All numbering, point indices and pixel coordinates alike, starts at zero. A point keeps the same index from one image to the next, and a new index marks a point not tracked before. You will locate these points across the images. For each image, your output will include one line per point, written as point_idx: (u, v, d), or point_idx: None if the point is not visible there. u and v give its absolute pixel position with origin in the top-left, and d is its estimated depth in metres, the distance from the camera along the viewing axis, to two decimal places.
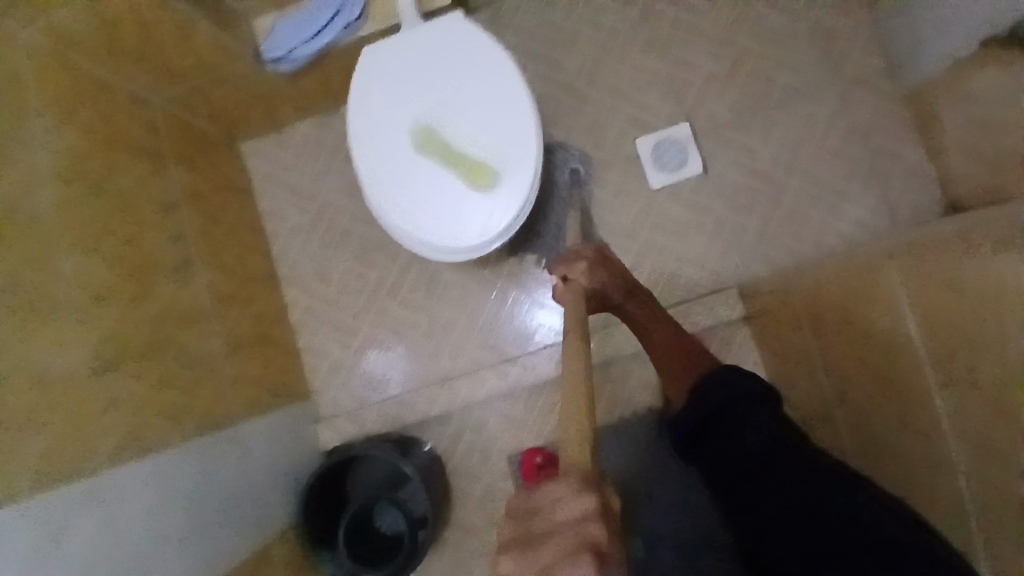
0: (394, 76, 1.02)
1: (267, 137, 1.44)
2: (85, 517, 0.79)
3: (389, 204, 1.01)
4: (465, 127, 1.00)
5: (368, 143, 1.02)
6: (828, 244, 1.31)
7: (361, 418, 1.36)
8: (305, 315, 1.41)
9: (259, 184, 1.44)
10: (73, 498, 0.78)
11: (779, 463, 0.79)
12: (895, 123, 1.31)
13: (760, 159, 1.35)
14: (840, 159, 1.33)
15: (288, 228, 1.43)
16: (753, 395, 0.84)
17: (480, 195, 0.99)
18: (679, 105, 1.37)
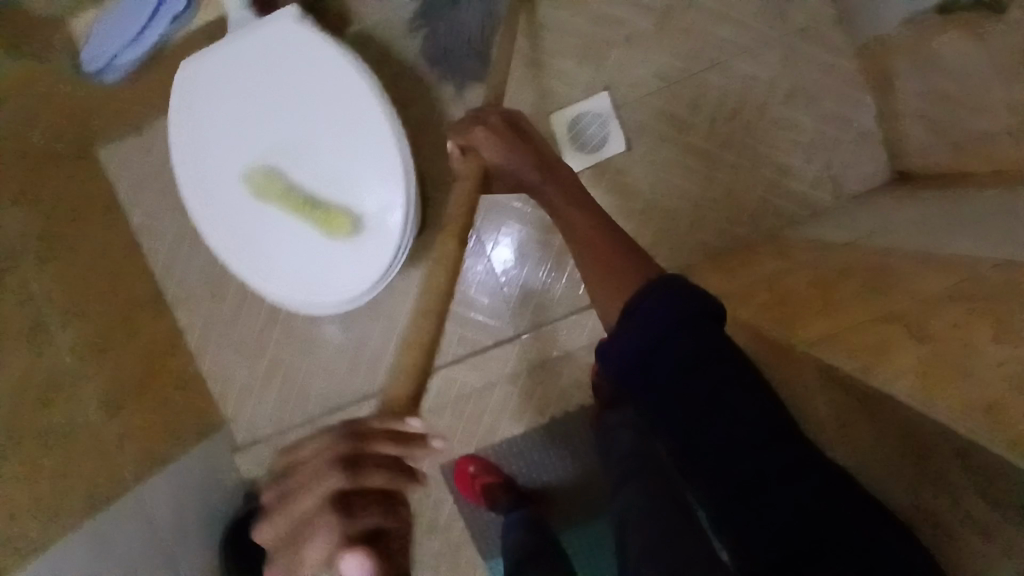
0: (221, 101, 0.84)
1: (126, 139, 1.24)
2: None
3: (236, 261, 0.86)
4: (318, 165, 0.82)
5: (202, 186, 0.86)
6: (767, 223, 1.18)
7: (278, 443, 1.28)
8: (202, 339, 1.29)
9: (126, 195, 1.26)
10: None
11: (729, 394, 0.62)
12: (842, 81, 1.15)
13: (691, 131, 1.18)
14: (781, 125, 1.17)
15: (168, 243, 1.27)
16: (691, 319, 0.63)
17: (338, 247, 0.83)
18: (598, 72, 1.19)
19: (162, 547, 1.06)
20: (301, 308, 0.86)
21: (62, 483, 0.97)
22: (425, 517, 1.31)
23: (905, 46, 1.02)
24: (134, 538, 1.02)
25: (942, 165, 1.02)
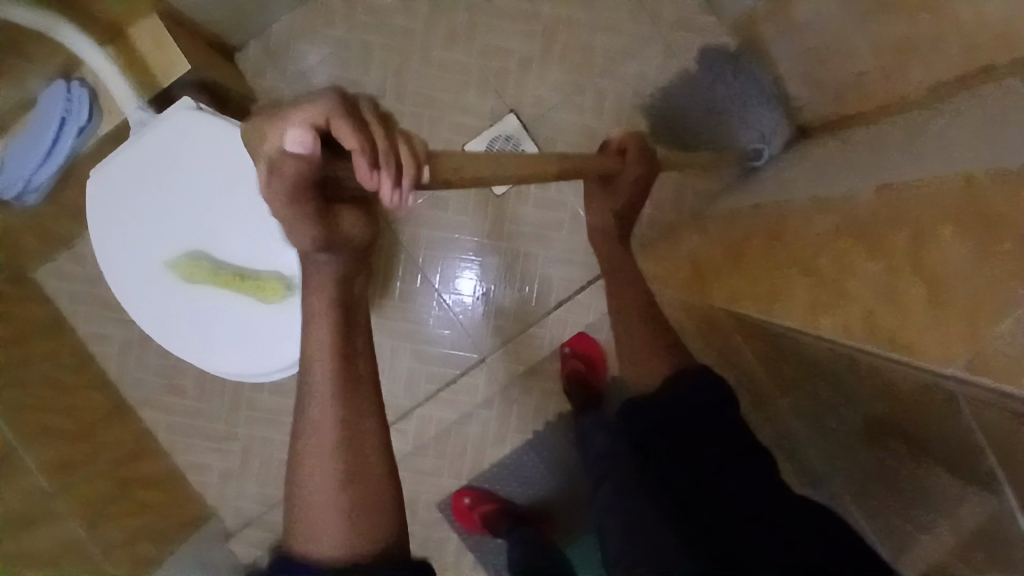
0: (134, 196, 0.87)
1: (59, 257, 1.26)
2: None
3: (175, 344, 0.88)
4: (241, 240, 0.87)
5: (127, 280, 0.88)
6: (688, 202, 1.24)
7: (269, 522, 1.28)
8: (172, 434, 1.29)
9: (71, 311, 1.27)
10: None
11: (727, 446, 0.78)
12: (724, 58, 1.23)
13: (598, 133, 1.25)
14: (678, 111, 1.24)
15: (121, 349, 1.28)
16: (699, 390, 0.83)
17: (275, 312, 0.86)
18: (500, 97, 1.25)
19: None
20: (246, 378, 0.88)
21: None
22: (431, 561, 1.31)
23: (769, 14, 1.09)
24: None
25: (829, 114, 1.09)
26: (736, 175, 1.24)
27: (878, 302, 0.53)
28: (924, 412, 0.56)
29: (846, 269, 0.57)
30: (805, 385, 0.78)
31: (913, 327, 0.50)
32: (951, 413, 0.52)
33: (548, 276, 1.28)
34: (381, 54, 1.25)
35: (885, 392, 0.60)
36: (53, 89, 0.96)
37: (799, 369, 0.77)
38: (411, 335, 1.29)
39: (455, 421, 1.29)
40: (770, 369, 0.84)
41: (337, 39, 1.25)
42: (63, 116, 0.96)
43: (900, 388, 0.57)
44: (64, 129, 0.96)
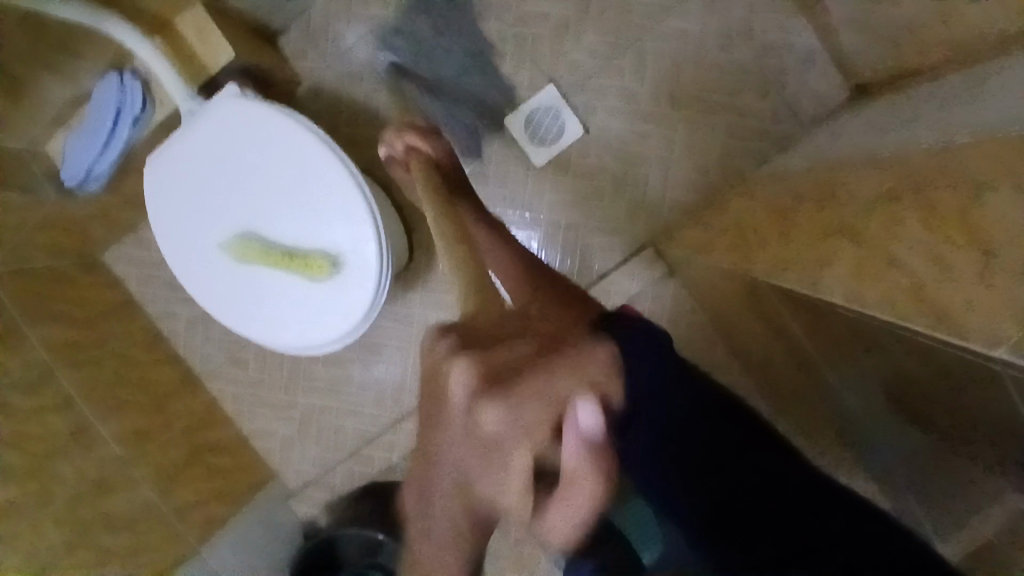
0: (190, 186, 0.91)
1: (125, 239, 1.32)
2: None
3: (235, 321, 0.93)
4: (286, 221, 0.89)
5: (191, 263, 0.93)
6: (735, 166, 1.20)
7: (328, 485, 1.34)
8: (238, 404, 1.35)
9: (140, 291, 1.34)
10: None
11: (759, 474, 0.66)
12: (770, 11, 1.17)
13: (638, 99, 1.21)
14: (723, 70, 1.19)
15: (187, 326, 1.35)
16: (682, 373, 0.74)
17: (323, 290, 0.89)
18: (537, 65, 1.22)
19: None
20: (299, 352, 0.93)
21: None
22: None
23: None
24: None
25: (888, 66, 1.02)
26: (789, 135, 1.18)
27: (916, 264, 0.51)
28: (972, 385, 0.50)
29: (893, 234, 0.54)
30: (851, 361, 0.70)
31: (951, 289, 0.47)
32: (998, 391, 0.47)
33: (590, 245, 1.25)
34: (416, 28, 1.24)
35: (925, 363, 0.54)
36: (107, 83, 1.01)
37: (833, 337, 0.69)
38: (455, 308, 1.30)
39: None
40: (814, 339, 0.76)
41: (372, 15, 1.25)
42: (118, 108, 1.01)
43: (939, 361, 0.51)
44: (119, 120, 1.01)
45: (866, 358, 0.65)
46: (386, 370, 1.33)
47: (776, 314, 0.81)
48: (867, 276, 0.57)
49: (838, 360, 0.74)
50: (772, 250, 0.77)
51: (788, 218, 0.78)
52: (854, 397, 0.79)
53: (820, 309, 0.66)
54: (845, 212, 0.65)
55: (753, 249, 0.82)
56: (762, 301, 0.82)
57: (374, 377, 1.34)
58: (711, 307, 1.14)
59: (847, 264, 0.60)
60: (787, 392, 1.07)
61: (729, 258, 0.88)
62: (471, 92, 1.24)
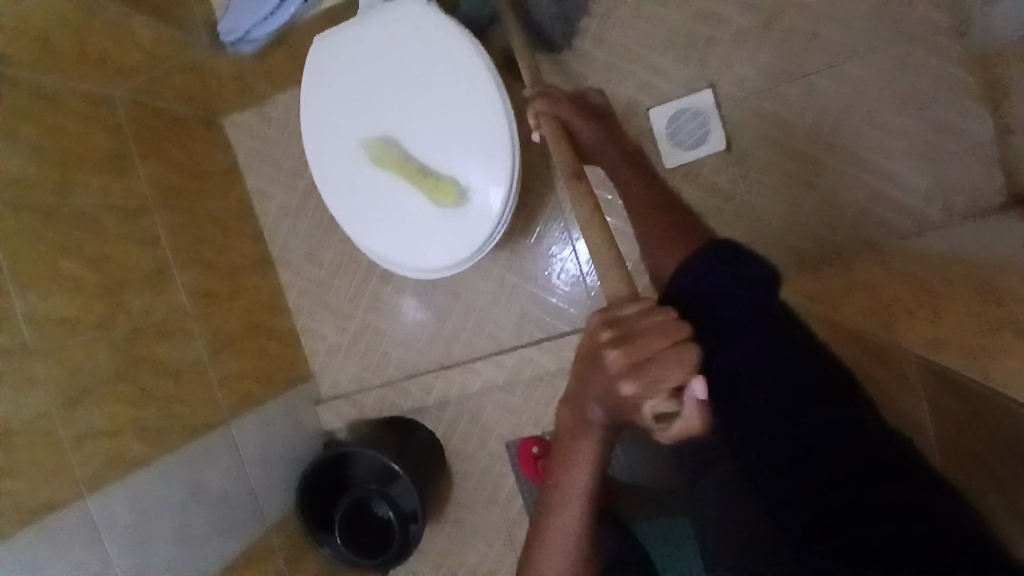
0: (349, 78, 0.91)
1: (249, 109, 1.34)
2: (65, 554, 0.83)
3: (346, 219, 0.93)
4: (430, 139, 0.88)
5: (325, 150, 0.93)
6: (865, 233, 1.15)
7: (359, 402, 1.37)
8: (300, 298, 1.39)
9: (246, 162, 1.36)
10: (50, 539, 0.81)
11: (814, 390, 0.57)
12: (959, 88, 1.10)
13: (790, 133, 1.17)
14: (887, 134, 1.13)
15: (278, 210, 1.37)
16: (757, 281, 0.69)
17: (442, 216, 0.89)
18: (701, 68, 1.18)
19: (245, 482, 1.14)
20: (395, 269, 0.93)
21: (169, 413, 1.03)
22: (487, 491, 1.34)
23: (1023, 53, 0.95)
24: (221, 468, 1.10)
25: None
26: (934, 220, 1.12)
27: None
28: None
29: None
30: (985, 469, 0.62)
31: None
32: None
33: None
34: None
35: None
36: None
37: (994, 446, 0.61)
38: (533, 278, 1.28)
39: (552, 373, 1.28)
40: (953, 449, 0.67)
41: None
42: None
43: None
44: None
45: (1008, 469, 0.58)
46: (447, 314, 1.33)
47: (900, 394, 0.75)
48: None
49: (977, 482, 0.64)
50: (919, 329, 0.72)
51: (940, 300, 0.73)
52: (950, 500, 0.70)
53: (984, 403, 0.61)
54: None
55: (897, 322, 0.77)
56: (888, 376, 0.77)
57: (433, 316, 1.34)
58: None
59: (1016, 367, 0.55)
60: None
61: (861, 322, 0.83)
62: (626, 74, 1.21)
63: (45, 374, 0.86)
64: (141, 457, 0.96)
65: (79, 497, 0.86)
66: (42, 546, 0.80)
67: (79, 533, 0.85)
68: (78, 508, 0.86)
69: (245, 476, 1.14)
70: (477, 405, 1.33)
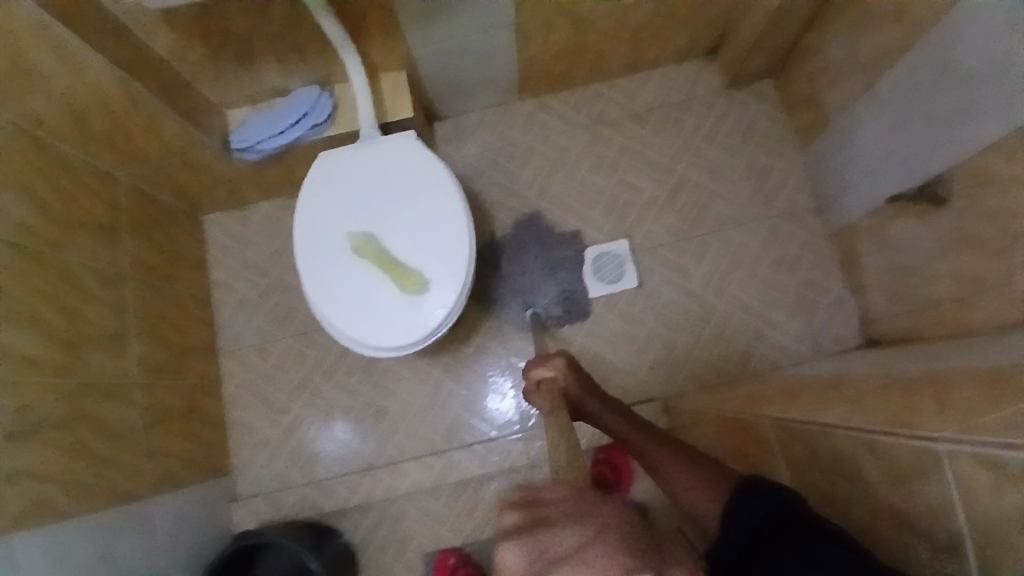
0: (340, 187, 1.10)
1: (229, 212, 1.51)
2: None
3: (316, 299, 1.06)
4: (402, 239, 1.07)
5: (309, 241, 1.09)
6: (751, 365, 1.36)
7: (278, 500, 1.35)
8: (238, 389, 1.43)
9: (216, 258, 1.49)
10: None
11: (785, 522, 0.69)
12: (819, 256, 1.40)
13: (691, 278, 1.42)
14: (765, 286, 1.40)
15: (236, 303, 1.47)
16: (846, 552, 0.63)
17: (403, 301, 1.04)
18: (621, 221, 1.46)
19: (152, 559, 1.10)
20: (354, 345, 1.05)
21: (97, 472, 1.03)
22: None
23: (871, 231, 1.26)
24: (132, 539, 1.07)
25: (907, 329, 1.22)
26: (804, 358, 1.36)
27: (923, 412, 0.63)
28: (918, 475, 0.61)
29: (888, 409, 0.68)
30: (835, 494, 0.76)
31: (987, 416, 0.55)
32: (938, 474, 0.58)
33: (608, 379, 1.39)
34: (540, 156, 1.50)
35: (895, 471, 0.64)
36: (307, 93, 1.26)
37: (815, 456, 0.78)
38: (471, 386, 1.40)
39: (477, 477, 1.34)
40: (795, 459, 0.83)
41: (496, 124, 1.52)
42: (306, 112, 1.25)
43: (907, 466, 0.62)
44: (302, 120, 1.25)
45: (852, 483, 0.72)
46: (383, 413, 1.40)
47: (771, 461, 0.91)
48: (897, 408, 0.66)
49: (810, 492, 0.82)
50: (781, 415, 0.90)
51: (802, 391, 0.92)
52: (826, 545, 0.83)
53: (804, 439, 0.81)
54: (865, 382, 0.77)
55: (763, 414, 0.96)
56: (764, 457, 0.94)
57: (366, 412, 1.40)
58: None
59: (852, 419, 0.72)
60: None
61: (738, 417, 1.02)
62: (561, 218, 1.47)
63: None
64: (65, 509, 0.95)
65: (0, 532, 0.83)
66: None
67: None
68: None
69: (153, 556, 1.10)
70: (400, 508, 1.35)
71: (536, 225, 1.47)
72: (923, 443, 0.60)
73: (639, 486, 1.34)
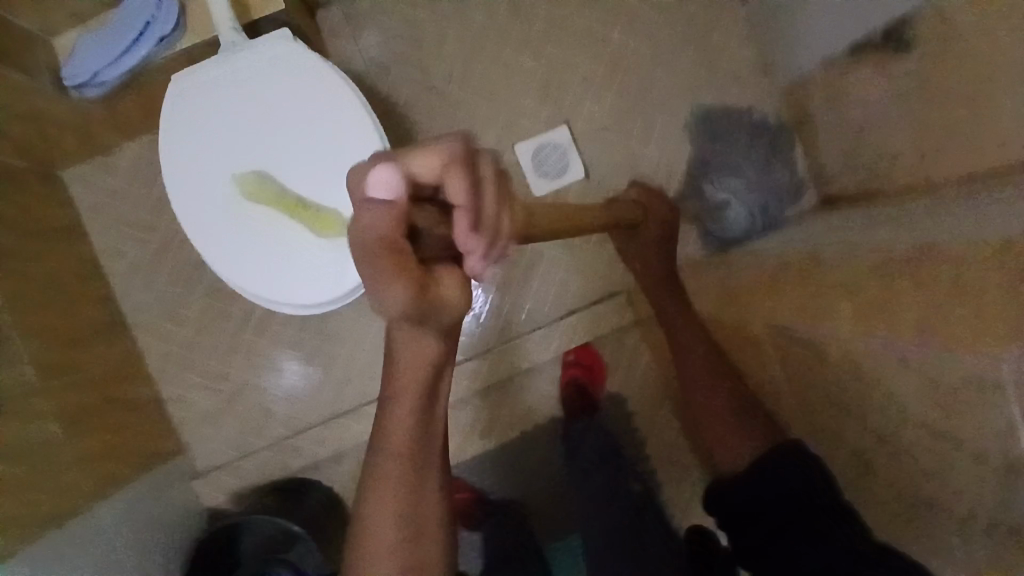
0: (213, 118, 0.89)
1: (91, 162, 1.25)
2: None
3: (218, 260, 0.89)
4: (305, 175, 0.88)
5: (192, 191, 0.89)
6: (713, 244, 1.32)
7: (241, 470, 1.26)
8: (163, 363, 1.27)
9: (92, 219, 1.26)
10: None
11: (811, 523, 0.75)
12: (768, 117, 1.31)
13: (640, 159, 1.31)
14: (714, 156, 1.32)
15: (131, 268, 1.27)
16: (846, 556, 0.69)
17: (323, 249, 0.88)
18: (556, 106, 1.30)
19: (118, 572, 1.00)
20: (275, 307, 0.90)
21: (19, 498, 0.90)
22: None
23: (822, 83, 1.17)
24: (89, 559, 0.96)
25: (858, 186, 1.17)
26: (762, 226, 1.32)
27: (916, 318, 0.67)
28: (964, 411, 0.60)
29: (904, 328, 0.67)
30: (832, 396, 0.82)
31: (995, 322, 0.57)
32: (993, 406, 0.56)
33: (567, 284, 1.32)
34: (453, 41, 1.29)
35: (916, 386, 0.65)
36: None
37: (847, 460, 0.83)
38: None
39: None
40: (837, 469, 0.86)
41: (395, 7, 1.28)
42: (148, 21, 0.99)
43: (947, 389, 0.61)
44: (145, 33, 1.00)
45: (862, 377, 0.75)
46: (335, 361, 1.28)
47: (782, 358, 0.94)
48: (892, 327, 0.69)
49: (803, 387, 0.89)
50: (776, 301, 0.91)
51: None
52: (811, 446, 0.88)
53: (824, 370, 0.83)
54: (824, 292, 0.84)
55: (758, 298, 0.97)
56: None
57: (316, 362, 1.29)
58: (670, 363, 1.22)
59: (840, 361, 0.77)
60: None
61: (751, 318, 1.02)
62: (490, 111, 1.30)
63: None
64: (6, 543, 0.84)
65: None
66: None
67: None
68: None
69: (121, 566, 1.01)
70: None
71: (463, 123, 1.30)
72: (926, 356, 0.63)
73: (613, 383, 1.33)
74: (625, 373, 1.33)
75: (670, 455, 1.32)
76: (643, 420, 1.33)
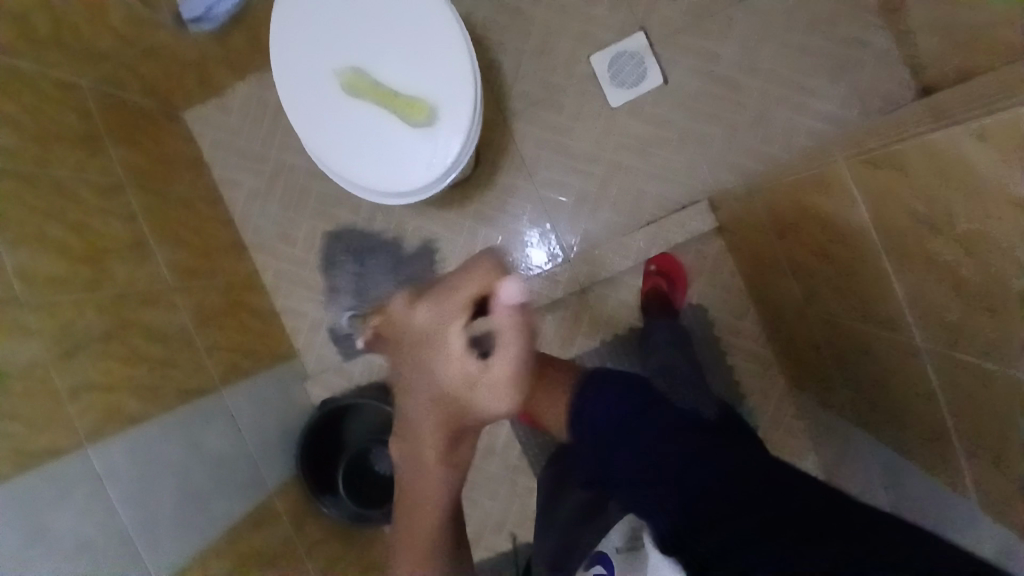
0: (313, 21, 0.98)
1: (209, 101, 1.39)
2: (73, 504, 0.81)
3: (322, 151, 0.99)
4: (395, 67, 0.96)
5: (297, 88, 0.99)
6: (798, 144, 1.27)
7: (348, 371, 1.36)
8: (277, 279, 1.40)
9: (212, 152, 1.41)
10: (63, 483, 0.81)
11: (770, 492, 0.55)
12: (857, 5, 1.24)
13: (719, 62, 1.29)
14: (797, 54, 1.27)
15: (246, 195, 1.41)
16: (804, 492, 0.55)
17: (414, 135, 0.95)
18: (631, 14, 1.30)
19: (241, 449, 1.13)
20: (374, 193, 0.98)
21: (162, 374, 1.04)
22: (484, 441, 1.37)
23: None
24: (217, 432, 1.09)
25: (960, 66, 1.08)
26: (852, 123, 1.25)
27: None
28: None
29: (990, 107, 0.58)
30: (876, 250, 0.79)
31: None
32: None
33: (645, 193, 1.32)
34: None
35: (996, 154, 0.56)
36: None
37: (934, 300, 0.71)
38: (506, 226, 1.35)
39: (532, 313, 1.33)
40: (924, 319, 0.75)
41: None
42: None
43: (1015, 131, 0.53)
44: None
45: (911, 212, 0.69)
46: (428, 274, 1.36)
47: (831, 233, 0.88)
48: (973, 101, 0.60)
49: (843, 261, 0.87)
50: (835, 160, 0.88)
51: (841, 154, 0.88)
52: (879, 322, 0.85)
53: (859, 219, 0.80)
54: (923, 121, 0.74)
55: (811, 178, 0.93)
56: (820, 217, 0.90)
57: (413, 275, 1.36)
58: (753, 263, 1.20)
59: (920, 166, 0.67)
60: (811, 351, 1.11)
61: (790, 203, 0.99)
62: (564, 25, 1.32)
63: (40, 326, 0.86)
64: (138, 413, 0.96)
65: (80, 445, 0.85)
66: (47, 492, 0.78)
67: (79, 481, 0.83)
68: (80, 457, 0.84)
69: (243, 443, 1.14)
70: None
71: (539, 38, 1.33)
72: (1002, 110, 0.54)
73: (695, 290, 1.32)
74: (707, 281, 1.32)
75: (756, 362, 1.30)
76: (727, 328, 1.31)
